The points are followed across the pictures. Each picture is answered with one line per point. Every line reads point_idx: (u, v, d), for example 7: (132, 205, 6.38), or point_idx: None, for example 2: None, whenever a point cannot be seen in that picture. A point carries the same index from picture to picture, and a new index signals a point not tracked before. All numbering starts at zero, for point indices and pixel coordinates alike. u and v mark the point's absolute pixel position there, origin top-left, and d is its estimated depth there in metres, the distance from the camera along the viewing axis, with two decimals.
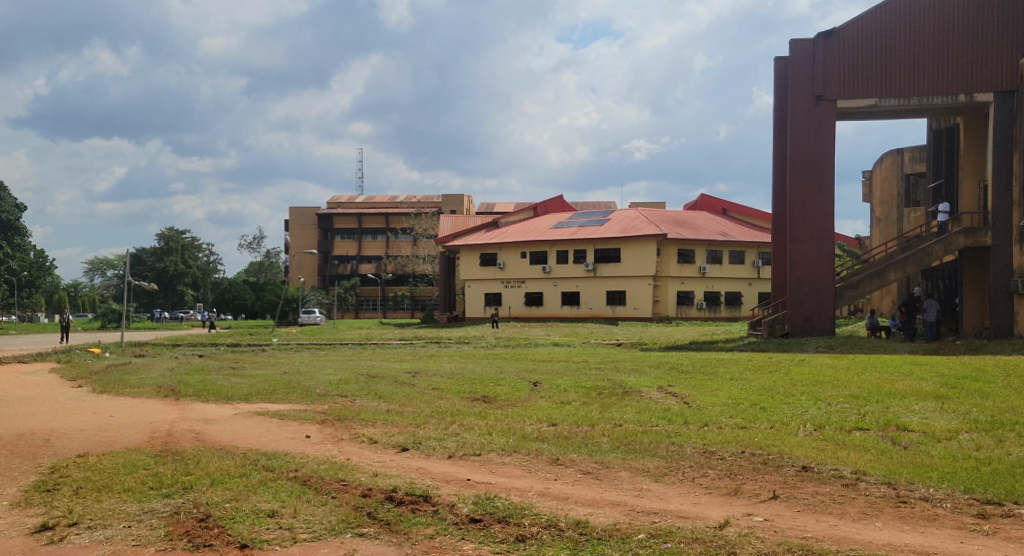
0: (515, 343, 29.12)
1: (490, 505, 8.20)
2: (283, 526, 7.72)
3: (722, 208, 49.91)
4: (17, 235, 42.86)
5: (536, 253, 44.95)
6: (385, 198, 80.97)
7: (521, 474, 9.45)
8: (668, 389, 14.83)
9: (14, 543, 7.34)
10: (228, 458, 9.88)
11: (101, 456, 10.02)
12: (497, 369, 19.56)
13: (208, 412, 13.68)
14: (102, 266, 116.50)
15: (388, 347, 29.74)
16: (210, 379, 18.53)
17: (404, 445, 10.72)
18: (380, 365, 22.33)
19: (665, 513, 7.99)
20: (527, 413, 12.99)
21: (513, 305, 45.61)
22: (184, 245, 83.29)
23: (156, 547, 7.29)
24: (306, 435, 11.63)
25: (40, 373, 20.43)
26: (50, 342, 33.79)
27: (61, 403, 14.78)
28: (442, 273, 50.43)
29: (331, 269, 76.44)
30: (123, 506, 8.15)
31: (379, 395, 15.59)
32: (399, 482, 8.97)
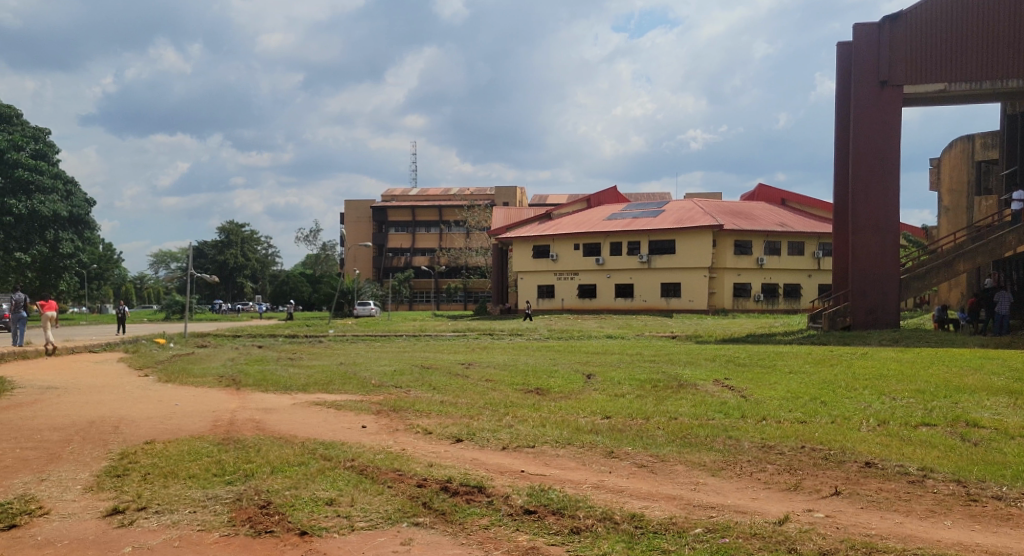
0: (568, 336, 29.07)
1: (545, 497, 8.20)
2: (342, 514, 7.83)
3: (781, 198, 48.96)
4: (87, 229, 43.71)
5: (589, 245, 44.74)
6: (438, 191, 81.54)
7: (575, 467, 9.43)
8: (724, 382, 14.63)
9: (87, 525, 7.60)
10: (287, 447, 10.06)
11: (167, 443, 10.33)
12: (550, 362, 19.49)
13: (267, 402, 13.98)
14: (166, 258, 119.80)
15: (441, 339, 29.92)
16: (269, 370, 18.90)
17: (458, 436, 10.78)
18: (433, 357, 22.52)
19: (722, 508, 7.88)
20: (581, 405, 12.95)
21: (566, 298, 45.49)
22: (243, 237, 84.61)
23: (221, 532, 7.49)
24: (362, 425, 11.80)
25: (109, 362, 21.12)
26: (113, 334, 34.71)
27: (129, 391, 15.27)
28: (494, 266, 50.56)
29: (385, 262, 77.20)
30: (188, 492, 8.37)
31: (433, 386, 15.72)
32: (454, 472, 9.03)
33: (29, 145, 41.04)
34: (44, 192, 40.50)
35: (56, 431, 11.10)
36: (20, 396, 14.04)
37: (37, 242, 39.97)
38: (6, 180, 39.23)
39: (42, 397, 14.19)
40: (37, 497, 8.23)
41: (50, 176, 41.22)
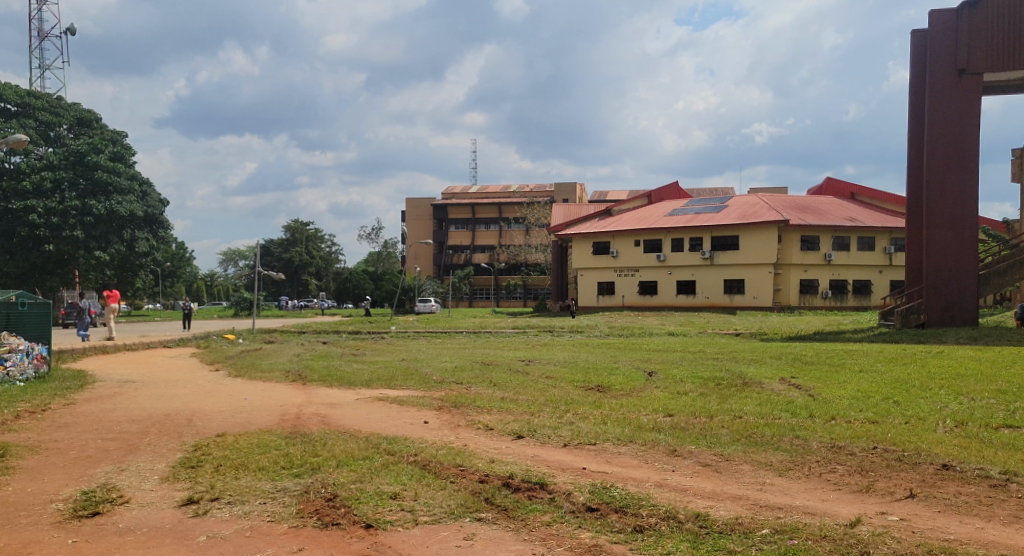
0: (629, 333, 28.88)
1: (607, 494, 8.17)
2: (405, 508, 7.94)
3: (850, 192, 47.73)
4: (161, 228, 45.13)
5: (650, 241, 44.34)
6: (498, 188, 81.85)
7: (637, 465, 9.37)
8: (790, 381, 14.36)
9: (164, 514, 7.86)
10: (352, 442, 10.25)
11: (238, 436, 10.62)
12: (611, 359, 19.40)
13: (333, 397, 14.28)
14: (235, 257, 122.99)
15: (502, 336, 30.05)
16: (333, 365, 19.38)
17: (519, 433, 10.81)
18: (494, 353, 22.64)
19: (790, 509, 7.73)
20: (643, 403, 12.83)
21: (626, 295, 45.16)
22: (308, 236, 86.77)
23: (290, 523, 7.67)
24: (424, 421, 11.94)
25: (182, 357, 21.88)
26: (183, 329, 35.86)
27: (201, 386, 15.77)
28: (554, 262, 50.49)
29: (446, 259, 77.80)
30: (258, 484, 8.60)
31: (494, 383, 15.82)
32: (516, 468, 9.06)
33: (108, 147, 42.62)
34: (121, 192, 41.98)
35: (134, 423, 11.53)
36: (100, 390, 14.63)
37: (115, 241, 41.29)
38: (86, 181, 40.65)
39: (120, 390, 14.77)
40: (118, 486, 8.56)
41: (126, 177, 42.76)
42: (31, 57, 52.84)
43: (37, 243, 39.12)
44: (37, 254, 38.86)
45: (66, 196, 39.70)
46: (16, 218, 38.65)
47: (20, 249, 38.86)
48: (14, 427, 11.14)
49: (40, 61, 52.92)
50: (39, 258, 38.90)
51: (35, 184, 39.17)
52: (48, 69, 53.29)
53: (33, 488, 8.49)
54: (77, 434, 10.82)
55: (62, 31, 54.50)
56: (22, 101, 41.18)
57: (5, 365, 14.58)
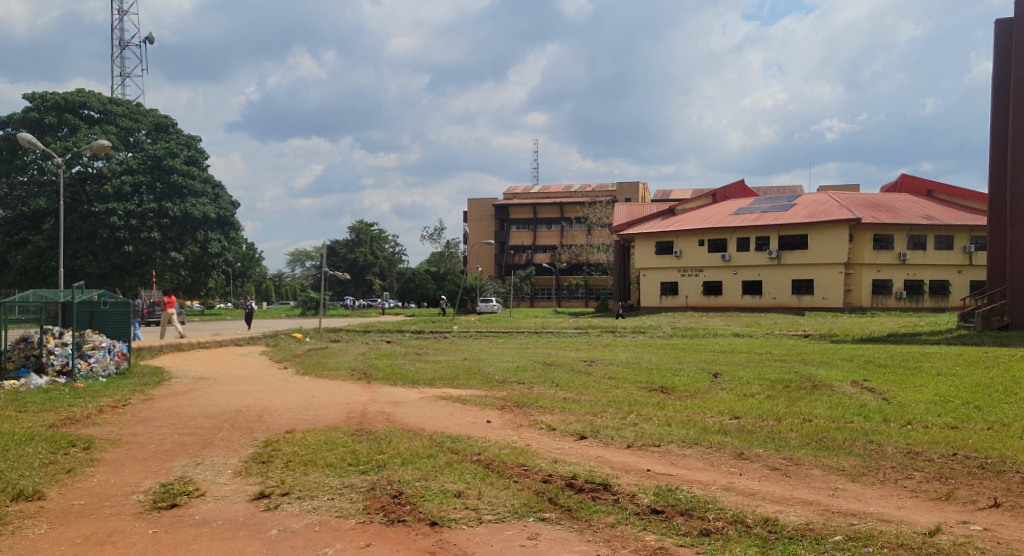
0: (693, 334, 28.47)
1: (672, 496, 8.08)
2: (469, 507, 8.00)
3: (927, 189, 46.10)
4: (232, 230, 46.46)
5: (715, 241, 43.66)
6: (559, 187, 81.74)
7: (703, 467, 9.23)
8: (862, 384, 13.95)
9: (237, 508, 8.07)
10: (416, 440, 10.35)
11: (306, 433, 10.84)
12: (675, 360, 19.14)
13: (398, 395, 14.45)
14: (302, 257, 125.82)
15: (564, 336, 29.99)
16: (397, 363, 19.71)
17: (583, 433, 10.78)
18: (557, 353, 22.62)
19: (864, 516, 7.52)
20: (708, 404, 12.67)
21: (690, 295, 44.60)
22: (372, 236, 88.15)
23: (356, 519, 7.79)
24: (486, 420, 12.02)
25: (252, 355, 22.45)
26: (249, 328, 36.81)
27: (269, 383, 16.15)
28: (616, 262, 50.15)
29: (507, 259, 78.02)
30: (326, 480, 8.77)
31: (555, 383, 15.80)
32: (579, 469, 9.03)
33: (183, 151, 44.19)
34: (195, 195, 43.34)
35: (208, 419, 11.88)
36: (176, 386, 15.12)
37: (189, 242, 42.54)
38: (163, 184, 42.07)
39: (195, 386, 15.29)
40: (194, 480, 8.83)
41: (200, 180, 44.20)
42: (113, 65, 54.97)
43: (117, 244, 40.49)
44: (118, 255, 40.21)
45: (144, 199, 41.17)
46: (97, 220, 40.15)
47: (102, 250, 40.28)
48: (97, 421, 11.59)
49: (120, 69, 54.84)
50: (120, 259, 40.25)
51: (116, 188, 40.72)
52: (128, 77, 55.17)
53: (116, 480, 8.82)
54: (155, 428, 11.20)
55: (141, 40, 56.55)
56: (104, 108, 42.80)
57: (89, 360, 15.14)
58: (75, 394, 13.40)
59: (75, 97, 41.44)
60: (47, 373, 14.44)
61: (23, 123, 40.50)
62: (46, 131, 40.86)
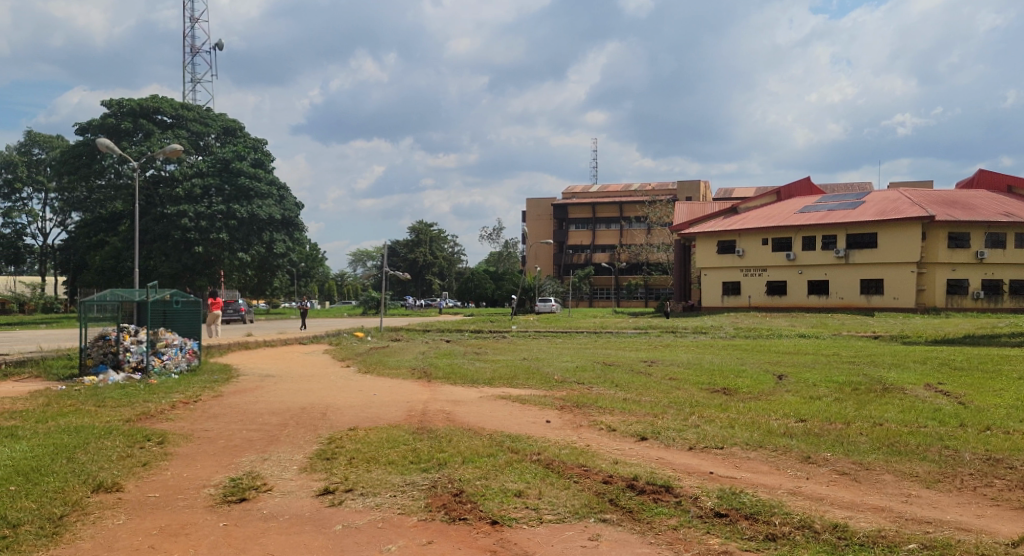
0: (756, 335, 27.93)
1: (737, 500, 7.93)
2: (530, 506, 7.98)
3: (1006, 185, 44.40)
4: (296, 230, 47.41)
5: (780, 240, 42.74)
6: (619, 187, 81.10)
7: (768, 471, 9.04)
8: (937, 387, 13.48)
9: (303, 503, 8.22)
10: (477, 439, 10.40)
11: (368, 430, 10.96)
12: (739, 361, 18.81)
13: (457, 394, 14.53)
14: (363, 257, 127.69)
15: (624, 336, 29.72)
16: (457, 363, 19.84)
17: (643, 434, 10.67)
18: (617, 353, 22.42)
19: (941, 524, 7.25)
20: (773, 407, 12.40)
21: (753, 295, 43.78)
22: (432, 237, 88.89)
23: (418, 517, 7.85)
24: (546, 420, 11.99)
25: (316, 353, 22.86)
26: (312, 327, 37.54)
27: (333, 381, 16.43)
28: (676, 262, 49.52)
29: (566, 259, 77.80)
30: (389, 477, 8.86)
31: (615, 383, 15.69)
32: (640, 470, 8.95)
33: (250, 154, 45.35)
34: (261, 197, 44.18)
35: (274, 415, 12.13)
36: (244, 383, 15.53)
37: (256, 242, 43.43)
38: (231, 187, 43.16)
39: (262, 383, 15.64)
40: (262, 474, 9.04)
41: (266, 182, 45.16)
42: (184, 71, 56.70)
43: (188, 245, 41.64)
44: (189, 256, 41.32)
45: (213, 201, 42.31)
46: (170, 222, 41.49)
47: (173, 251, 41.48)
48: (170, 416, 11.94)
49: (192, 74, 56.37)
50: (191, 260, 41.38)
51: (187, 191, 41.99)
52: (199, 82, 56.70)
53: (188, 474, 9.08)
54: (225, 424, 11.49)
55: (211, 46, 58.16)
56: (177, 113, 44.20)
57: (162, 358, 15.69)
58: (150, 390, 13.84)
59: (150, 103, 42.89)
60: (123, 369, 15.02)
61: (101, 129, 42.15)
62: (123, 136, 42.39)
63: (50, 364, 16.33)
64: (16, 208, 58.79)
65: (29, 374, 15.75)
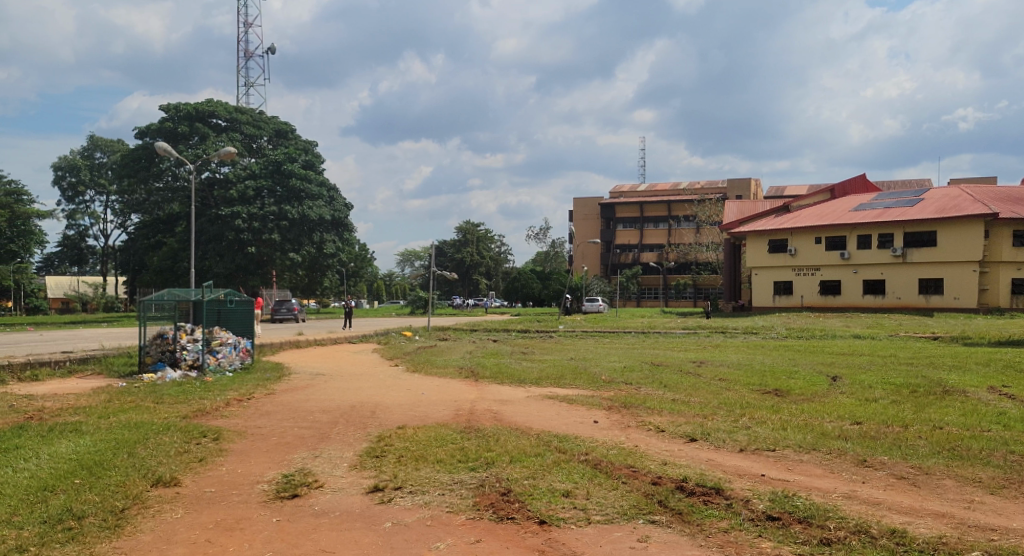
0: (810, 335, 27.40)
1: (790, 503, 7.77)
2: (578, 506, 7.93)
3: None
4: (346, 231, 48.09)
5: (833, 239, 41.87)
6: (667, 185, 80.33)
7: (822, 474, 8.83)
8: (1000, 390, 13.04)
9: (353, 500, 8.29)
10: (524, 438, 10.39)
11: (417, 429, 11.03)
12: (791, 362, 18.47)
13: (504, 394, 14.54)
14: (411, 257, 128.73)
15: (672, 336, 29.46)
16: (504, 362, 19.86)
17: (692, 436, 10.53)
18: (665, 354, 22.19)
19: (1006, 532, 7.00)
20: (827, 409, 12.15)
21: (806, 294, 42.97)
22: (478, 236, 89.24)
23: (467, 515, 7.86)
24: (593, 420, 11.90)
25: (365, 352, 23.11)
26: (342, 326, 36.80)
27: (382, 380, 16.61)
28: (726, 261, 48.87)
29: (614, 259, 77.33)
30: (437, 476, 8.88)
31: (663, 384, 15.54)
32: (689, 472, 8.83)
33: (301, 155, 46.01)
34: (312, 198, 44.88)
35: (325, 413, 12.30)
36: (296, 381, 15.78)
37: (307, 243, 44.07)
38: (283, 188, 43.93)
39: (312, 381, 15.86)
40: (313, 471, 9.15)
41: (317, 184, 45.82)
42: (238, 76, 57.91)
43: (242, 246, 42.45)
44: (242, 257, 42.12)
45: (265, 202, 43.02)
46: (224, 223, 42.34)
47: (228, 251, 42.32)
48: (224, 413, 12.18)
49: (245, 79, 57.46)
50: (244, 260, 42.18)
51: (240, 192, 42.81)
52: (252, 86, 57.78)
53: (243, 469, 9.24)
54: (277, 421, 11.68)
55: (264, 51, 59.24)
56: (231, 116, 45.17)
57: (217, 356, 16.01)
58: (205, 387, 14.13)
59: (205, 107, 43.86)
60: (180, 367, 15.39)
61: (159, 133, 43.26)
62: (179, 140, 43.43)
63: (111, 362, 16.80)
64: (79, 210, 60.75)
65: (92, 371, 16.23)
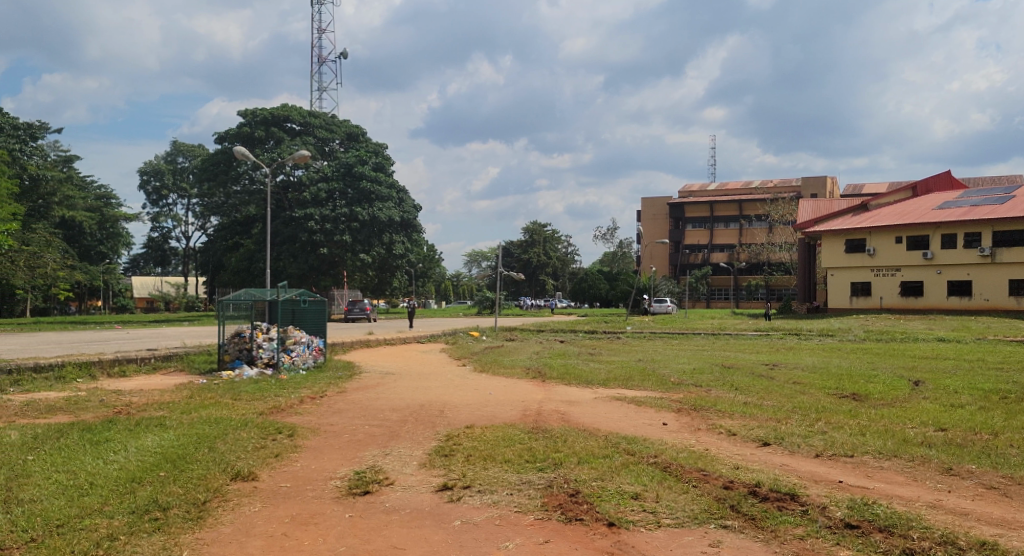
0: (889, 338, 26.47)
1: (869, 511, 7.49)
2: (647, 509, 7.81)
3: None
4: (414, 232, 48.66)
5: (915, 238, 40.39)
6: (738, 184, 78.85)
7: (904, 482, 8.50)
8: None
9: (423, 498, 8.36)
10: (591, 440, 10.30)
11: (485, 428, 11.06)
12: (870, 365, 17.90)
13: (572, 395, 14.47)
14: (478, 257, 129.55)
15: (744, 338, 28.92)
16: (571, 363, 19.79)
17: (765, 440, 10.27)
18: (735, 356, 21.76)
19: None
20: (909, 414, 11.70)
21: (885, 296, 41.52)
22: (545, 237, 89.25)
23: (535, 515, 7.83)
24: (663, 422, 11.72)
25: (434, 352, 23.29)
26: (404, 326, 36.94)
27: (451, 379, 16.76)
28: (800, 262, 47.68)
29: (683, 259, 76.27)
30: (505, 475, 8.89)
31: (734, 386, 15.21)
32: (763, 476, 8.61)
33: (371, 158, 46.74)
34: (382, 200, 45.37)
35: (395, 412, 12.44)
36: (366, 380, 16.02)
37: (376, 244, 44.60)
38: (354, 191, 44.76)
39: (382, 380, 16.07)
40: (383, 469, 9.25)
41: (387, 186, 46.43)
42: (311, 81, 59.21)
43: (315, 247, 43.36)
44: (315, 257, 43.05)
45: (337, 204, 43.83)
46: (298, 225, 43.42)
47: (301, 252, 43.28)
48: (298, 410, 12.45)
49: (318, 84, 58.57)
50: (316, 261, 43.08)
51: (314, 194, 43.91)
52: (325, 91, 58.92)
53: (316, 466, 9.41)
54: (349, 419, 11.86)
55: (337, 56, 60.50)
56: (305, 120, 46.29)
57: (292, 354, 16.34)
58: (280, 385, 14.47)
59: (280, 111, 45.05)
60: (257, 364, 15.81)
61: (237, 138, 44.61)
62: (256, 144, 44.76)
63: (193, 359, 17.39)
64: (163, 213, 63.06)
65: (175, 368, 16.85)
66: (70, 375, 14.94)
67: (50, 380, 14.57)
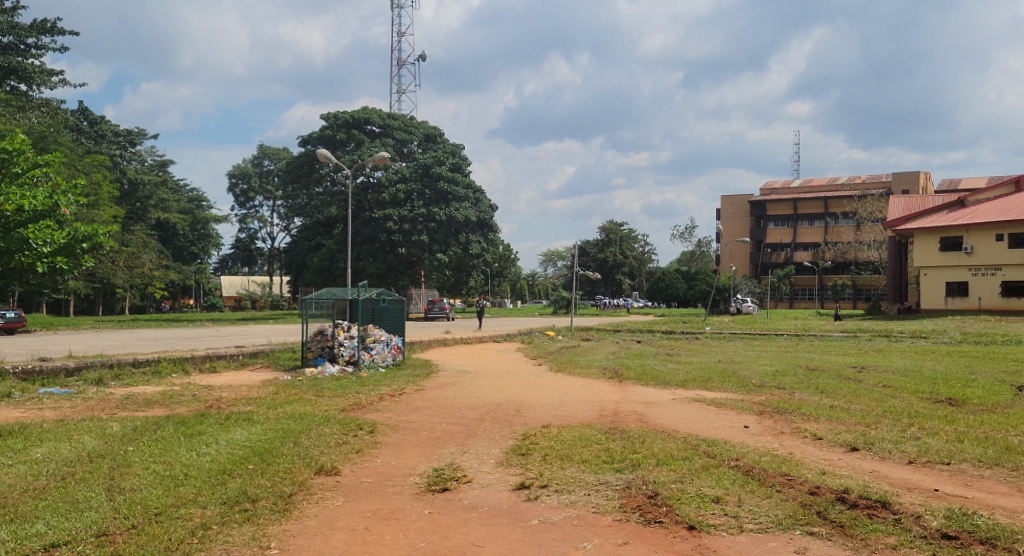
0: (988, 341, 25.12)
1: (969, 522, 7.11)
2: (729, 513, 7.60)
3: None
4: (491, 231, 48.86)
5: (1017, 236, 38.35)
6: (824, 181, 76.60)
7: (1008, 493, 8.03)
8: None
9: (501, 496, 8.34)
10: (671, 441, 10.09)
11: (562, 428, 10.97)
12: (967, 368, 17.05)
13: (650, 396, 14.24)
14: (554, 257, 129.26)
15: (830, 339, 28.05)
16: (649, 363, 19.51)
17: (854, 445, 9.87)
18: (821, 358, 21.06)
19: None
20: (1011, 421, 11.05)
21: (983, 296, 39.58)
22: (622, 236, 88.55)
23: (613, 516, 7.71)
24: (744, 425, 11.41)
25: (510, 351, 23.30)
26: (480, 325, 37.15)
27: (528, 378, 16.76)
28: (890, 260, 45.88)
29: (764, 258, 74.50)
30: (583, 476, 8.79)
31: (819, 389, 14.70)
32: (852, 482, 8.28)
33: (449, 158, 47.21)
34: (458, 200, 45.72)
35: (472, 410, 12.48)
36: (443, 378, 16.14)
37: (453, 244, 44.91)
38: (432, 191, 45.29)
39: (458, 379, 16.16)
40: (461, 467, 9.28)
41: (464, 186, 46.77)
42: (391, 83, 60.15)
43: (393, 247, 44.05)
44: (394, 257, 43.75)
45: (415, 205, 44.42)
46: (377, 226, 44.23)
47: (380, 252, 44.05)
48: (378, 407, 12.63)
49: (397, 86, 59.50)
50: (395, 260, 43.76)
51: (392, 195, 44.66)
52: (403, 92, 59.79)
53: (397, 462, 9.50)
54: (427, 417, 11.97)
55: (415, 59, 61.39)
56: (384, 122, 47.11)
57: (371, 352, 16.63)
58: (360, 382, 14.73)
59: (361, 114, 46.00)
60: (338, 362, 16.15)
61: (319, 140, 45.77)
62: (337, 146, 45.83)
63: (278, 356, 17.89)
64: (250, 214, 65.18)
65: (261, 364, 17.35)
66: (165, 370, 15.53)
67: (147, 375, 15.18)
